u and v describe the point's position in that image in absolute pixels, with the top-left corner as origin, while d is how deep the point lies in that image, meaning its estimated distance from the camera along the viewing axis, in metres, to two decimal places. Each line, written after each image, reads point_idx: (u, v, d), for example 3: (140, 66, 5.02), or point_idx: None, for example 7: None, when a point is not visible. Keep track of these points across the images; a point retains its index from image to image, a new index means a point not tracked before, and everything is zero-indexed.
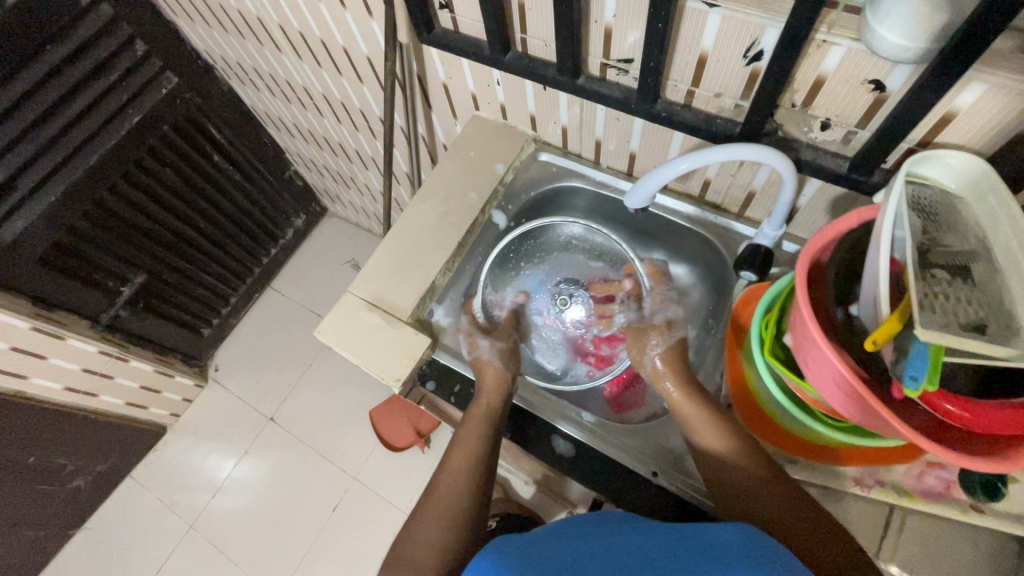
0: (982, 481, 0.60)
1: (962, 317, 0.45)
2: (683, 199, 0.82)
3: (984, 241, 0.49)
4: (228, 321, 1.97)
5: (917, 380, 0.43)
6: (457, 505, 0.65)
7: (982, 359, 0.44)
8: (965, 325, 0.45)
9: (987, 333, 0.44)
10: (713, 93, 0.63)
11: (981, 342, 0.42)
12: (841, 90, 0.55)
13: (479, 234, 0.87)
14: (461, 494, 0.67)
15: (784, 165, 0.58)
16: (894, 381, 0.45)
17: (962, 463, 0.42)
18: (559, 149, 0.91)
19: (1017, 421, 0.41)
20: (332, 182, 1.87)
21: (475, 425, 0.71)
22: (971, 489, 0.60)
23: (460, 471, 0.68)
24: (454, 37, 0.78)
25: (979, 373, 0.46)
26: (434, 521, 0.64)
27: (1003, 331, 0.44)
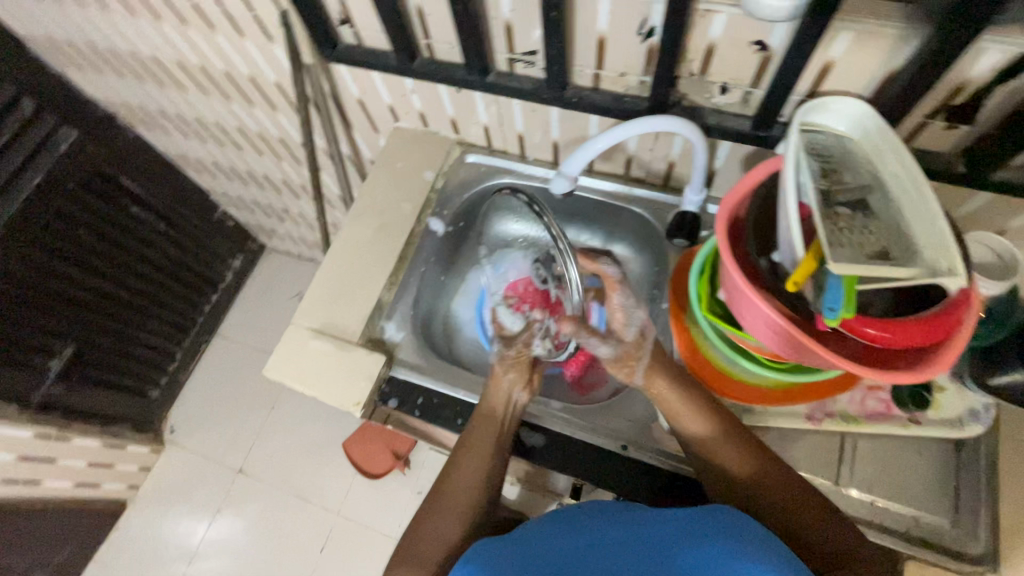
0: (912, 394, 0.65)
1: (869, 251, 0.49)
2: (611, 179, 0.84)
3: (877, 175, 0.53)
4: (178, 378, 1.87)
5: (835, 311, 0.46)
6: (469, 502, 0.65)
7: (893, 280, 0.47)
8: (873, 254, 0.48)
9: (892, 258, 0.48)
10: (618, 73, 0.66)
11: (884, 268, 0.46)
12: (732, 54, 0.58)
13: (419, 244, 0.86)
14: (475, 491, 0.65)
15: (690, 132, 0.62)
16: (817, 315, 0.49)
17: (891, 380, 0.46)
18: (485, 148, 0.92)
19: (928, 332, 0.46)
20: (265, 216, 1.81)
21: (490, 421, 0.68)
22: (902, 402, 0.65)
23: (474, 468, 0.66)
24: (360, 52, 0.77)
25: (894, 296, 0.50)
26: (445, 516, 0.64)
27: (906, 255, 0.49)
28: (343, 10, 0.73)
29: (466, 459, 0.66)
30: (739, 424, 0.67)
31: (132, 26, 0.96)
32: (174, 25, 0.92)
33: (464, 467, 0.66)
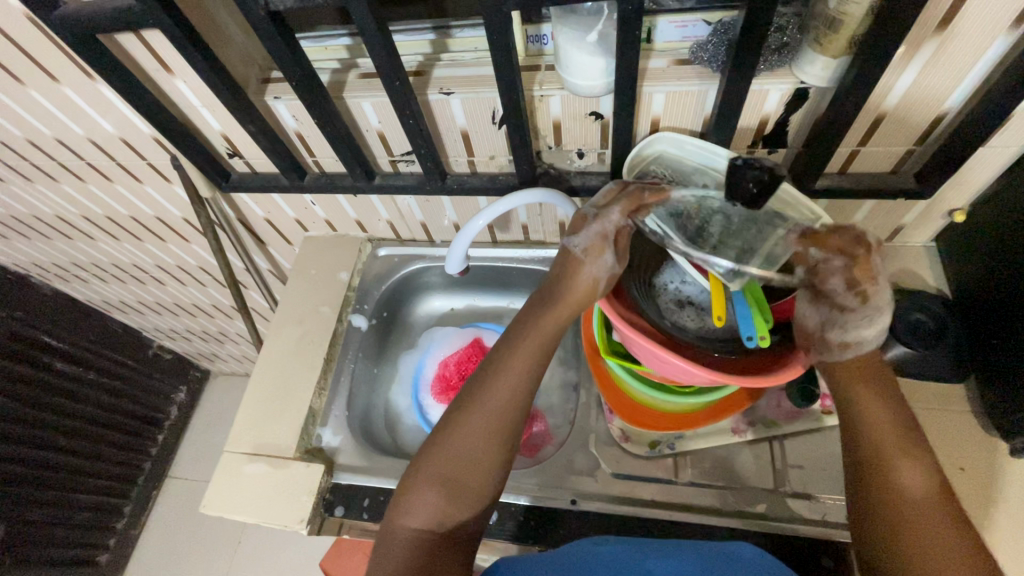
0: (800, 389, 0.67)
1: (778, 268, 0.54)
2: (514, 246, 0.91)
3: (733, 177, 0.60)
4: (129, 534, 1.73)
5: (753, 337, 0.53)
6: (479, 456, 0.55)
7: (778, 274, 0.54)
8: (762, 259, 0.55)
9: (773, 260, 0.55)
10: (488, 156, 0.72)
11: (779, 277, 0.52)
12: (576, 126, 0.65)
13: (344, 343, 0.87)
14: (501, 420, 0.56)
15: (559, 198, 0.66)
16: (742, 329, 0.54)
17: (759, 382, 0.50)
18: (395, 240, 0.96)
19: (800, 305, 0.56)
20: (203, 342, 1.76)
21: (521, 359, 0.58)
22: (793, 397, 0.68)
23: (494, 415, 0.56)
24: (253, 177, 0.82)
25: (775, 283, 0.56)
26: (455, 461, 0.54)
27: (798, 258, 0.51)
28: (229, 145, 0.78)
29: (484, 402, 0.56)
30: (674, 452, 0.70)
31: (30, 191, 0.98)
32: (72, 184, 0.94)
33: (477, 417, 0.56)
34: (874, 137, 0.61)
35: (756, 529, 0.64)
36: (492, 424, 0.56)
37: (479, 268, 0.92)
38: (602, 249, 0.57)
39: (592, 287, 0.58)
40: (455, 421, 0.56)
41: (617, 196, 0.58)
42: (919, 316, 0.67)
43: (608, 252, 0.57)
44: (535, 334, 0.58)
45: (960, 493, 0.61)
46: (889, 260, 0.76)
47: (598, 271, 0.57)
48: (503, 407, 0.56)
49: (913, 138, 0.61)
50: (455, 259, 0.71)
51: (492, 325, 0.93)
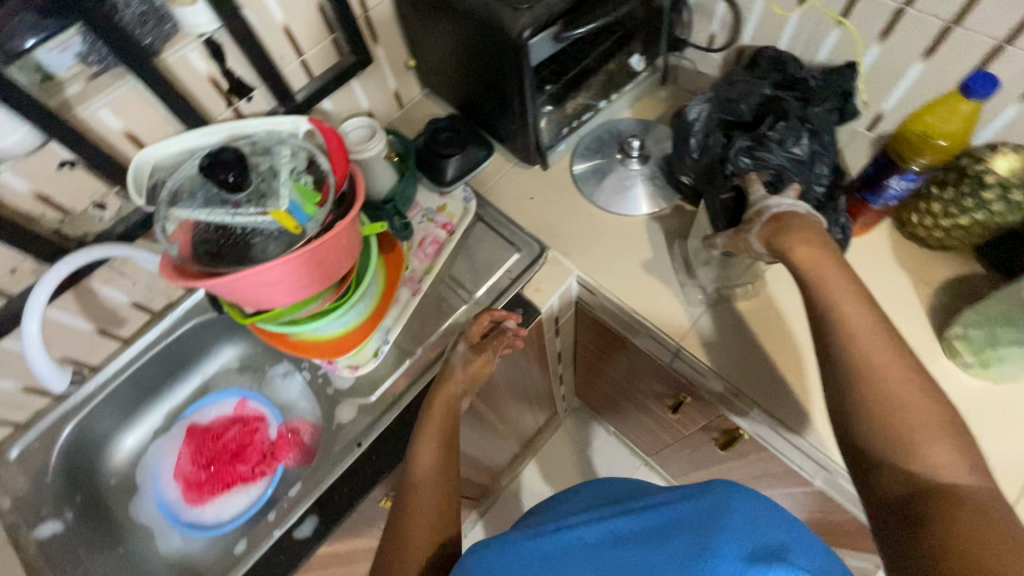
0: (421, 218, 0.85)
1: (303, 168, 0.63)
2: (148, 329, 0.84)
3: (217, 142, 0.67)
4: None
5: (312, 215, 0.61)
6: (428, 520, 0.61)
7: (307, 175, 0.63)
8: (289, 174, 0.62)
9: (294, 168, 0.63)
10: (7, 273, 0.64)
11: (309, 189, 0.62)
12: (61, 185, 0.63)
13: (52, 560, 0.73)
14: (439, 486, 0.63)
15: (104, 250, 0.65)
16: (305, 217, 0.60)
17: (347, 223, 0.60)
18: (19, 431, 0.79)
19: (338, 148, 0.64)
20: None
21: (439, 423, 0.67)
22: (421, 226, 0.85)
23: (427, 487, 0.63)
24: None
25: (308, 166, 0.63)
26: (413, 525, 0.60)
27: (318, 169, 0.63)
28: None
29: (422, 477, 0.63)
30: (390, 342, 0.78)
31: None
32: None
33: (421, 493, 0.62)
34: (303, 44, 0.75)
35: None
36: (433, 479, 0.63)
37: (136, 373, 0.84)
38: (462, 343, 0.73)
39: (457, 395, 0.70)
40: (397, 512, 0.62)
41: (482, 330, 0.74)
42: (446, 134, 0.87)
43: (461, 346, 0.73)
44: (440, 422, 0.67)
45: (545, 208, 0.86)
46: (413, 116, 0.95)
47: (456, 359, 0.72)
48: (438, 459, 0.64)
49: (326, 30, 0.76)
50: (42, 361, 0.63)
51: (194, 408, 0.86)
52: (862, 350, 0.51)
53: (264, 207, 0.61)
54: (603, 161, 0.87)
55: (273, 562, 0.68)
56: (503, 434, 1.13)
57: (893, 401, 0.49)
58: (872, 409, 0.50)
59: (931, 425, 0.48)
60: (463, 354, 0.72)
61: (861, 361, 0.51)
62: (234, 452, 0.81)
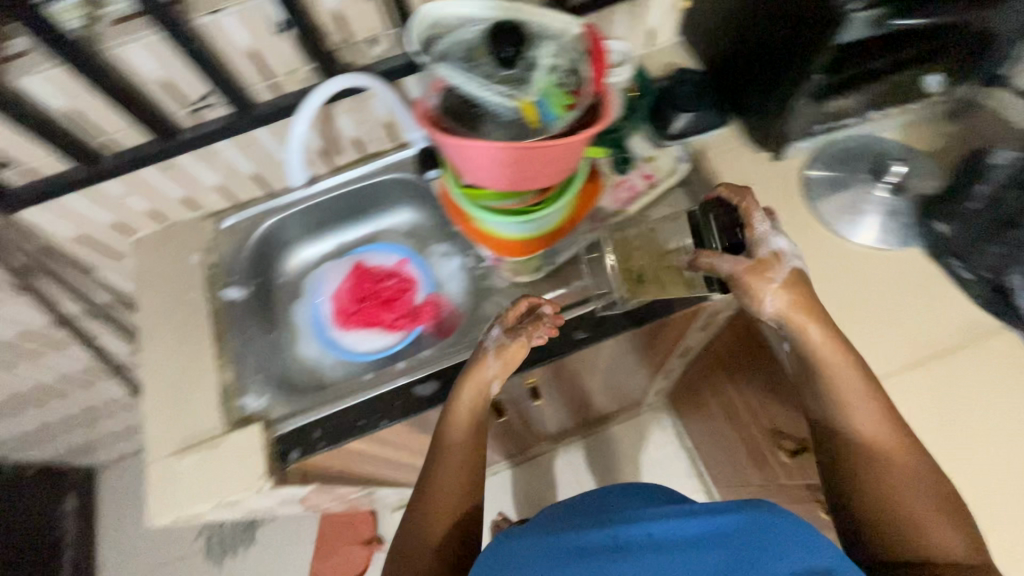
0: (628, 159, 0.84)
1: (564, 71, 0.64)
2: (355, 165, 0.92)
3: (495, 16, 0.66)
4: None
5: (554, 118, 0.62)
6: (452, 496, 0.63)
7: (564, 79, 0.63)
8: (549, 73, 0.63)
9: (556, 69, 0.64)
10: (287, 73, 0.73)
11: (560, 94, 0.63)
12: (355, 11, 0.69)
13: (227, 319, 0.84)
14: (460, 469, 0.64)
15: (367, 79, 0.71)
16: (549, 117, 0.62)
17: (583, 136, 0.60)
18: (235, 207, 0.92)
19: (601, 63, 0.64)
20: (70, 434, 1.51)
21: (462, 409, 0.67)
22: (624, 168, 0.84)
23: (452, 472, 0.64)
24: (42, 185, 0.74)
25: (569, 73, 0.64)
26: (431, 507, 0.62)
27: (576, 78, 0.64)
28: None
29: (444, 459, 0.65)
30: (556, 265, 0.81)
31: None
32: None
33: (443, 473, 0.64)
34: None
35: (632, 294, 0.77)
36: (454, 464, 0.64)
37: (333, 198, 0.93)
38: (496, 326, 0.69)
39: (486, 381, 0.68)
40: (416, 497, 0.64)
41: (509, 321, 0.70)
42: (687, 87, 0.83)
43: (493, 329, 0.69)
44: (465, 412, 0.67)
45: (754, 199, 0.81)
46: (656, 58, 0.92)
47: (489, 343, 0.69)
48: (458, 445, 0.65)
49: None
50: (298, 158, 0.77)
51: (364, 248, 0.95)
52: (866, 431, 0.58)
53: (515, 94, 0.63)
54: (842, 174, 0.78)
55: (390, 402, 0.76)
56: (592, 393, 1.15)
57: (896, 482, 0.55)
58: (883, 491, 0.55)
59: (920, 489, 0.54)
60: (491, 337, 0.69)
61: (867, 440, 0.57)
62: (386, 300, 0.90)
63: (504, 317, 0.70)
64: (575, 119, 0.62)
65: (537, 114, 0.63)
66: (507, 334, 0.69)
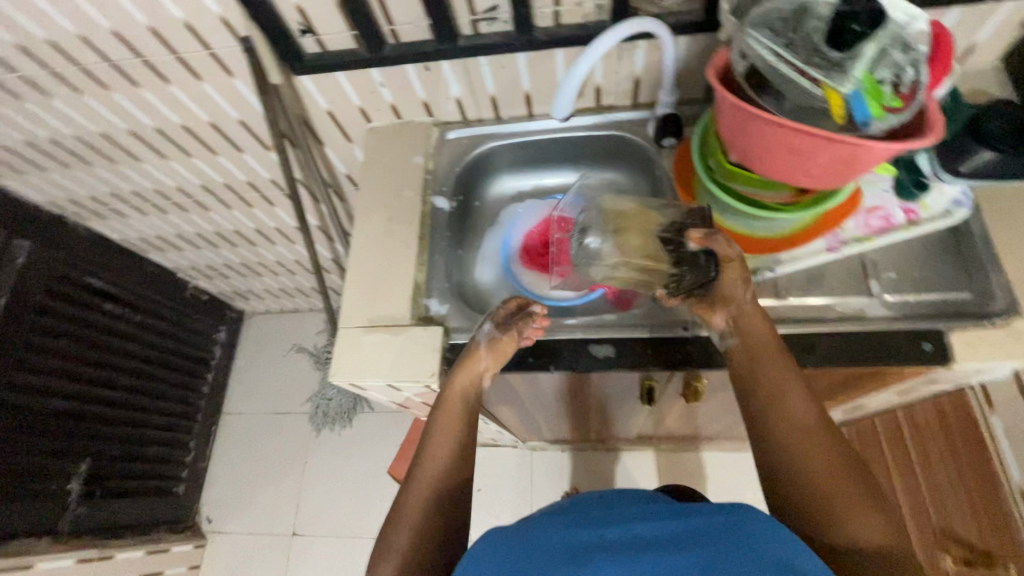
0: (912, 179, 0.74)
1: (894, 70, 0.56)
2: (586, 113, 0.91)
3: None
4: (198, 467, 1.75)
5: (867, 116, 0.55)
6: (448, 481, 0.64)
7: (889, 77, 0.56)
8: (874, 66, 0.56)
9: (883, 64, 0.56)
10: (576, 3, 0.72)
11: (881, 91, 0.55)
12: None
13: (431, 224, 0.89)
14: (452, 456, 0.66)
15: (659, 26, 0.68)
16: (863, 115, 0.55)
17: (908, 145, 0.52)
18: (462, 122, 0.95)
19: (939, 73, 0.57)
20: (240, 279, 1.73)
21: (455, 399, 0.70)
22: (904, 189, 0.74)
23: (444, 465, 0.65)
24: (328, 56, 0.81)
25: (900, 71, 0.56)
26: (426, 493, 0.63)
27: (907, 80, 0.56)
28: (304, 19, 0.76)
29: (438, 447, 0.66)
30: (775, 272, 0.74)
31: (75, 106, 0.94)
32: (125, 93, 0.91)
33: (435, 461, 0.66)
34: None
35: (853, 331, 0.69)
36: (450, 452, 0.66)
37: (553, 140, 0.93)
38: (486, 323, 0.74)
39: (477, 373, 0.72)
40: (404, 491, 0.64)
41: (501, 321, 0.74)
42: None
43: (488, 324, 0.74)
44: (455, 402, 0.70)
45: None
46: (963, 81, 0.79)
47: (481, 337, 0.73)
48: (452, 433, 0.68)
49: None
50: (563, 96, 0.73)
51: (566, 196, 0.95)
52: (795, 421, 0.58)
53: (826, 81, 0.56)
54: None
55: (564, 351, 0.76)
56: (727, 415, 1.09)
57: (809, 467, 0.55)
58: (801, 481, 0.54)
59: (843, 479, 0.54)
60: (479, 332, 0.73)
61: (799, 455, 0.55)
62: None
63: (495, 315, 0.74)
64: (895, 124, 0.54)
65: (847, 108, 0.56)
66: (499, 329, 0.73)
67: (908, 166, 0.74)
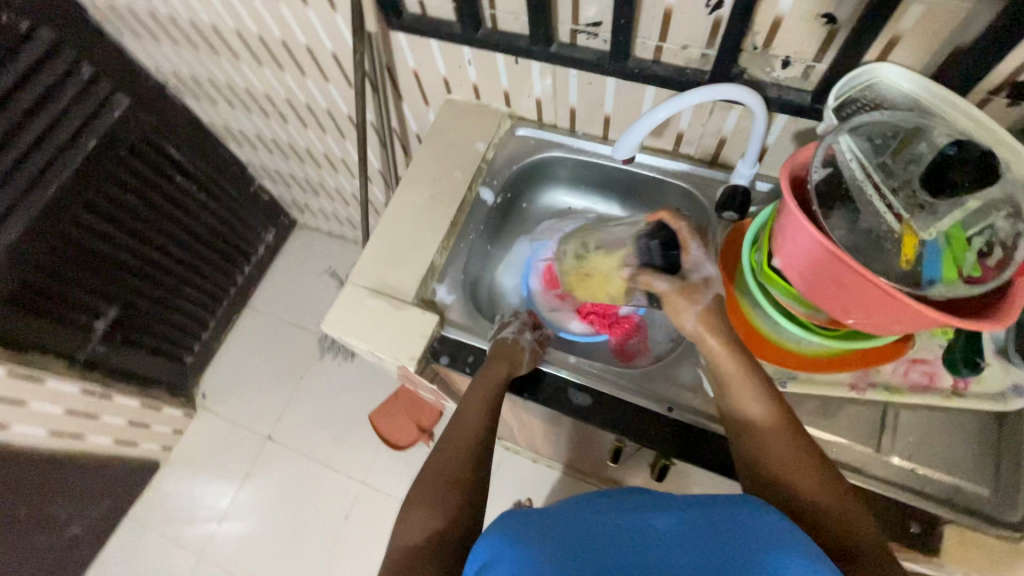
0: (963, 357, 0.66)
1: (993, 235, 0.49)
2: (660, 154, 0.86)
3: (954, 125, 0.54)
4: (210, 347, 1.87)
5: (936, 278, 0.49)
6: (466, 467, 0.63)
7: (981, 241, 0.49)
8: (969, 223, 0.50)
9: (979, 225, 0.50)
10: (680, 46, 0.68)
11: (964, 255, 0.49)
12: (798, 27, 0.60)
13: (469, 212, 0.88)
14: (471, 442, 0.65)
15: (752, 99, 0.63)
16: (930, 275, 0.49)
17: (964, 322, 0.45)
18: (535, 122, 0.93)
19: None
20: (300, 191, 1.81)
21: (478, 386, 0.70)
22: (953, 365, 0.66)
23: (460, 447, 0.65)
24: (425, 21, 0.80)
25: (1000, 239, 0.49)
26: (444, 476, 0.62)
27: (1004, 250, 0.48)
28: None
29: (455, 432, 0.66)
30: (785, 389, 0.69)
31: None
32: None
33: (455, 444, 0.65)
34: None
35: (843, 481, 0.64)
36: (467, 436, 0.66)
37: (618, 170, 0.89)
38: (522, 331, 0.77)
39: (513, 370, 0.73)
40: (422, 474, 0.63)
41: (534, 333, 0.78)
42: None
43: (527, 333, 0.77)
44: (479, 396, 0.69)
45: None
46: None
47: (525, 343, 0.75)
48: (474, 419, 0.67)
49: None
50: (633, 137, 0.69)
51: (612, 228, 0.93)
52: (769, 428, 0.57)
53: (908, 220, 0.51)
54: None
55: (545, 385, 0.75)
56: None
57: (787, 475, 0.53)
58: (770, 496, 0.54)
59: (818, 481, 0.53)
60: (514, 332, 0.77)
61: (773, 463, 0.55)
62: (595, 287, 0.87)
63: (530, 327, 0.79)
64: (962, 294, 0.47)
65: (918, 260, 0.50)
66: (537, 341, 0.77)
67: (967, 335, 0.67)
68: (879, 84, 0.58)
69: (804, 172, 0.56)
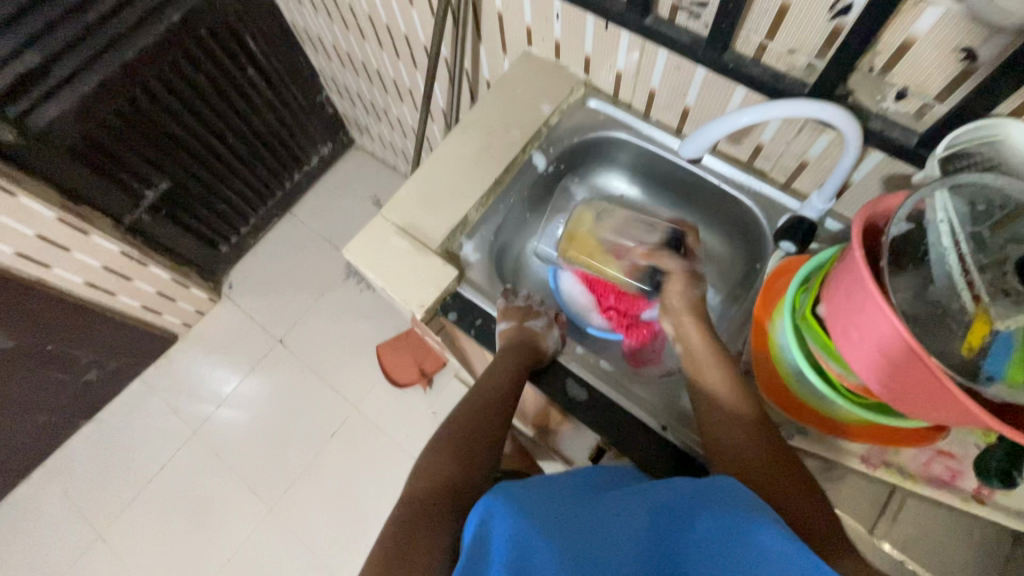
0: (998, 468, 0.59)
1: None
2: (730, 163, 0.80)
3: None
4: (246, 241, 1.93)
5: (998, 374, 0.43)
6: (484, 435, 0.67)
7: None
8: None
9: None
10: (787, 49, 0.61)
11: None
12: (928, 57, 0.52)
13: (517, 174, 0.85)
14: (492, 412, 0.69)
15: (849, 125, 0.56)
16: (992, 369, 0.43)
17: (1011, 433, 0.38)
18: (610, 97, 0.87)
19: None
20: (363, 113, 1.80)
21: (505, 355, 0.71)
22: (985, 473, 0.60)
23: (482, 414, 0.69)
24: None
25: None
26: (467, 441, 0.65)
27: None
28: None
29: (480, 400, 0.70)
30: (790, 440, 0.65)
31: None
32: None
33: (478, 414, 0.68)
34: None
35: None
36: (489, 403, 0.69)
37: (683, 170, 0.84)
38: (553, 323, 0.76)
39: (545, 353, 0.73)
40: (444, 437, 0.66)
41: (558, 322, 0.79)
42: None
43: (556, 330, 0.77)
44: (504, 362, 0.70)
45: None
46: None
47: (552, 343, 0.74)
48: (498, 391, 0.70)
49: None
50: (707, 137, 0.64)
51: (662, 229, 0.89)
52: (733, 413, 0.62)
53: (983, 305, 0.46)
54: None
55: (546, 368, 0.73)
56: None
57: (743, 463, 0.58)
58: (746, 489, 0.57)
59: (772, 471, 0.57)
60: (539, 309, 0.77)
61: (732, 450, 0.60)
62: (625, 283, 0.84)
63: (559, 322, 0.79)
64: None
65: (982, 349, 0.45)
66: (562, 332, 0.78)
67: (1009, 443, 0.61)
68: (1003, 143, 0.51)
69: (881, 221, 0.49)
